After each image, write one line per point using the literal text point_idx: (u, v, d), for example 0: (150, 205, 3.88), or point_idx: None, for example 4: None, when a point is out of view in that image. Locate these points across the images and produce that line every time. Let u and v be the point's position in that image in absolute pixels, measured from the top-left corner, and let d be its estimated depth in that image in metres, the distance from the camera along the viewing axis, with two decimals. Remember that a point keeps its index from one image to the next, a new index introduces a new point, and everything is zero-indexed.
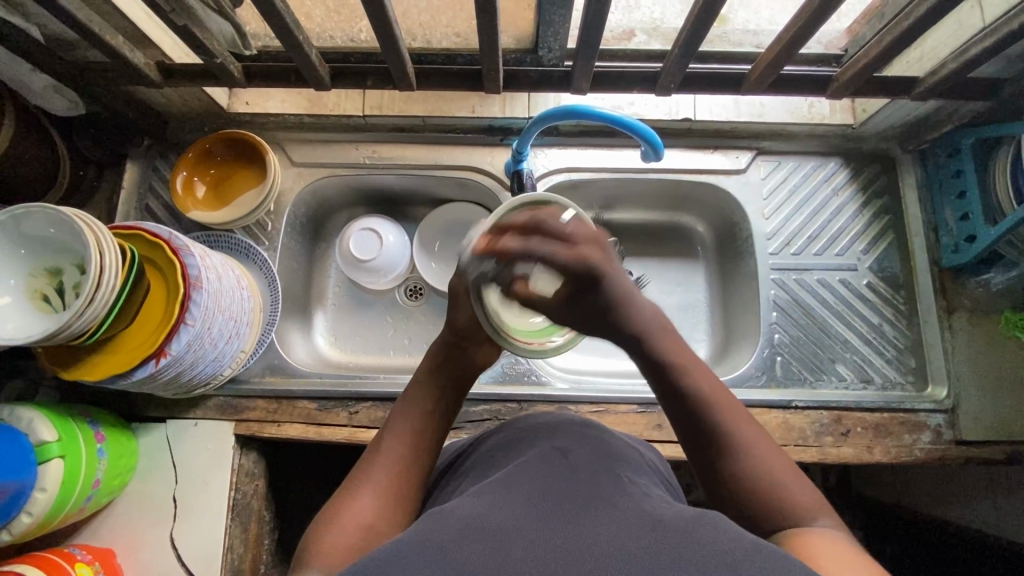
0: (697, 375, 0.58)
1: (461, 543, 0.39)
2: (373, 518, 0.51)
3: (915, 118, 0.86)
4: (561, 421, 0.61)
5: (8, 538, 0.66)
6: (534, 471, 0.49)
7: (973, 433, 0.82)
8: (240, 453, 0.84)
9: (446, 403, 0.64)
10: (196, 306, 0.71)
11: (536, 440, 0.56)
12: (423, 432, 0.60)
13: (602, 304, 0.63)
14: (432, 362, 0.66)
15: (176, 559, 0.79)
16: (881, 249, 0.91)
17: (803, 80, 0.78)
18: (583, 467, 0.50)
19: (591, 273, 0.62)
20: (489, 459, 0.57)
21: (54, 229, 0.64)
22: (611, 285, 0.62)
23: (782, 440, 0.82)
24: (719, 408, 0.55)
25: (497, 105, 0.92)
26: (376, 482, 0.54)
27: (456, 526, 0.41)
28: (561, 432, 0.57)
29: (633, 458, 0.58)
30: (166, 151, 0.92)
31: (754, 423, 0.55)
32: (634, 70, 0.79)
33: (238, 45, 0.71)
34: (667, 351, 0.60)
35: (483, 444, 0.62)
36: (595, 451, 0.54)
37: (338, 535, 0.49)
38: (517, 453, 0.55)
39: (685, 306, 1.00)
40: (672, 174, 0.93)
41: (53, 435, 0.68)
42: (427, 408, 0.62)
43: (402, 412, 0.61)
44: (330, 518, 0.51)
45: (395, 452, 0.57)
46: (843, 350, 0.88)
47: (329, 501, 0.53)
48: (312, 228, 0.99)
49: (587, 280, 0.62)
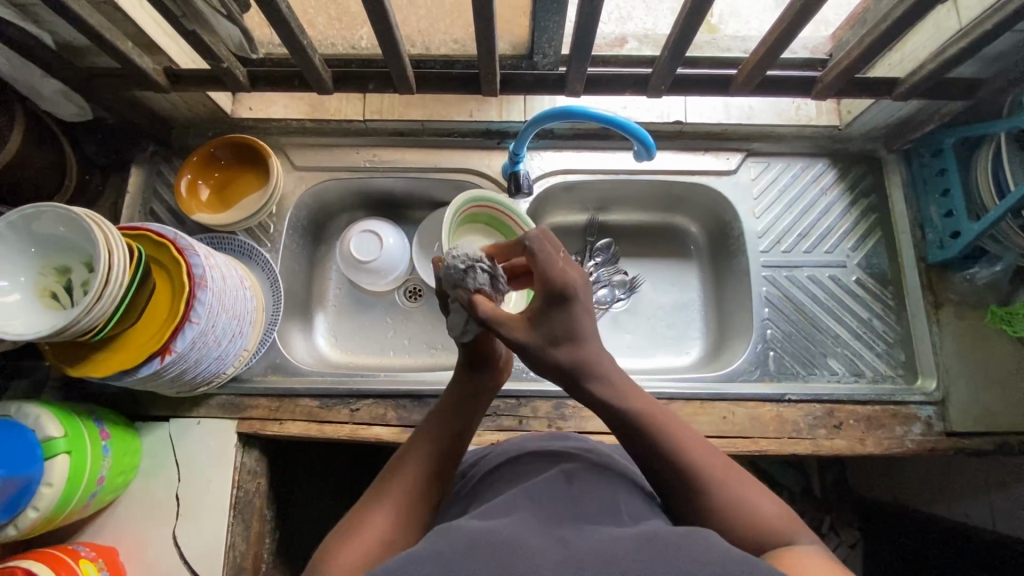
0: (659, 419, 0.53)
1: (461, 553, 0.40)
2: (393, 534, 0.51)
3: (899, 120, 0.89)
4: (569, 448, 0.64)
5: (15, 533, 0.67)
6: (537, 495, 0.50)
7: (962, 424, 0.84)
8: (243, 451, 0.85)
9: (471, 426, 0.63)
10: (201, 304, 0.73)
11: (544, 467, 0.58)
12: (450, 456, 0.59)
13: (555, 333, 0.54)
14: (457, 383, 0.65)
15: (179, 557, 0.80)
16: (869, 246, 0.93)
17: (789, 81, 0.80)
18: (584, 493, 0.51)
19: (564, 291, 0.54)
20: (492, 485, 0.58)
21: (63, 228, 0.66)
22: (578, 314, 0.55)
23: (776, 433, 0.84)
24: (687, 448, 0.52)
25: (494, 109, 0.94)
26: (401, 498, 0.54)
27: (466, 538, 0.42)
28: (568, 460, 0.59)
29: (638, 480, 0.59)
30: (171, 156, 0.94)
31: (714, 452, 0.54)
32: (627, 74, 0.81)
33: (245, 48, 0.75)
34: (629, 397, 0.54)
35: (498, 468, 0.62)
36: (601, 476, 0.55)
37: (358, 547, 0.49)
38: (524, 479, 0.57)
39: (679, 306, 1.03)
40: (665, 175, 0.95)
41: (59, 431, 0.69)
42: (456, 430, 0.61)
43: (431, 429, 0.60)
44: (350, 528, 0.51)
45: (418, 470, 0.56)
46: (834, 344, 0.90)
47: (350, 510, 0.53)
48: (312, 230, 1.01)
49: (558, 301, 0.54)
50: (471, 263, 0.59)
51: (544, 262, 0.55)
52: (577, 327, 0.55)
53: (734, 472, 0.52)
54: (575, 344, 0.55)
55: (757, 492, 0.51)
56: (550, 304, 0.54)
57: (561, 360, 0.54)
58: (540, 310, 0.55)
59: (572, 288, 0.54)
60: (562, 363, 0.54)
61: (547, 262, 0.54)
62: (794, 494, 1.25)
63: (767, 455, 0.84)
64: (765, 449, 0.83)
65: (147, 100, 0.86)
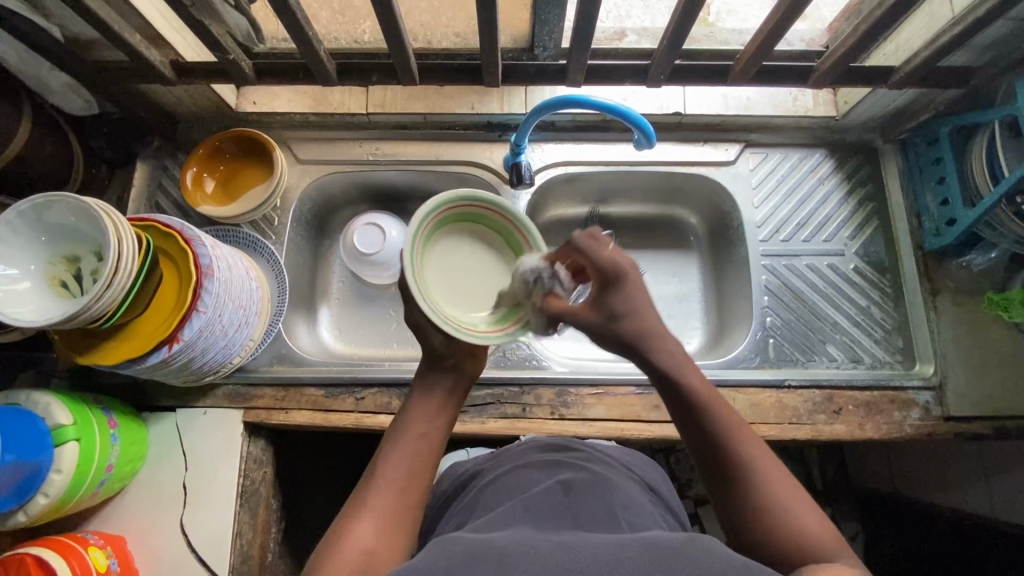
0: (714, 402, 0.55)
1: (462, 560, 0.42)
2: (373, 547, 0.51)
3: (894, 109, 0.91)
4: (568, 458, 0.66)
5: (25, 519, 0.67)
6: (537, 509, 0.53)
7: (960, 409, 0.85)
8: (249, 440, 0.86)
9: (443, 423, 0.62)
10: (208, 293, 0.74)
11: (542, 478, 0.60)
12: (421, 457, 0.59)
13: (615, 310, 0.57)
14: (424, 384, 0.64)
15: (187, 545, 0.81)
16: (866, 235, 0.94)
17: (786, 71, 0.82)
18: (580, 505, 0.53)
19: (616, 275, 0.57)
20: (491, 496, 0.60)
21: (73, 217, 0.67)
22: (634, 294, 0.57)
23: (777, 419, 0.85)
24: (737, 438, 0.54)
25: (495, 102, 0.95)
26: (375, 510, 0.54)
27: (463, 549, 0.43)
28: (563, 472, 0.61)
29: (635, 495, 0.61)
30: (176, 150, 0.95)
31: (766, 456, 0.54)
32: (627, 64, 0.82)
33: (251, 37, 0.80)
34: (690, 376, 0.56)
35: (494, 478, 0.64)
36: (596, 487, 0.57)
37: (339, 566, 0.50)
38: (523, 490, 0.59)
39: (679, 296, 1.04)
40: (665, 166, 0.96)
41: (68, 418, 0.70)
42: (424, 431, 0.60)
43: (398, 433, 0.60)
44: (330, 547, 0.51)
45: (393, 477, 0.56)
46: (832, 331, 0.91)
47: (329, 527, 0.54)
48: (316, 224, 1.02)
49: (613, 284, 0.57)
50: (537, 273, 0.58)
51: (596, 255, 0.56)
52: (631, 305, 0.57)
53: (776, 469, 0.53)
54: (633, 321, 0.57)
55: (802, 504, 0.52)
56: (607, 286, 0.57)
57: (621, 336, 0.57)
58: (598, 296, 0.58)
59: (624, 273, 0.57)
60: (622, 340, 0.57)
61: (599, 255, 0.56)
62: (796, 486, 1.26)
63: (768, 441, 0.85)
64: (766, 434, 0.84)
65: (153, 94, 0.87)
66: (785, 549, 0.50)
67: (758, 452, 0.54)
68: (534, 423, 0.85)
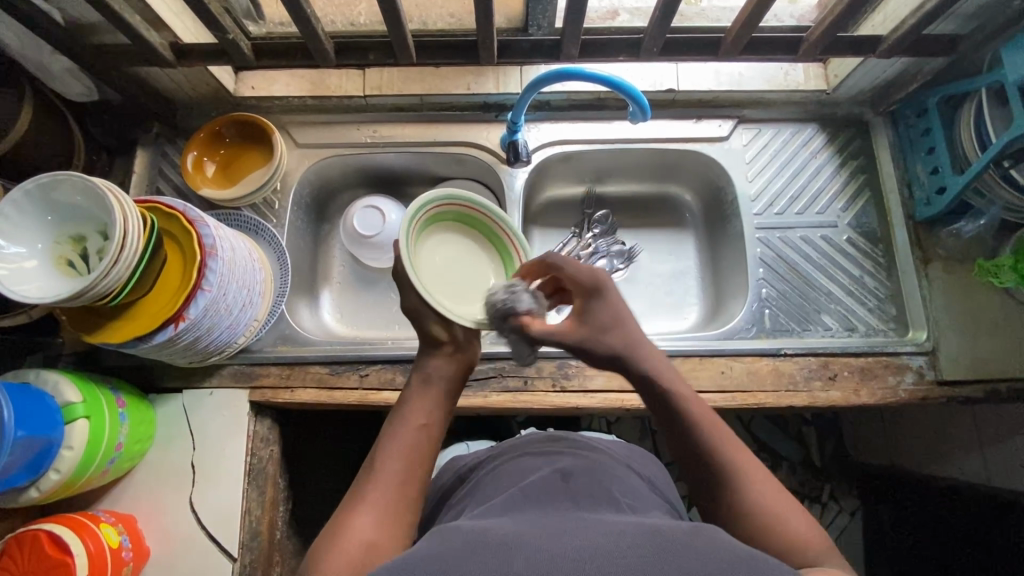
0: (700, 416, 0.57)
1: (465, 549, 0.42)
2: (375, 540, 0.51)
3: (884, 81, 0.92)
4: (564, 449, 0.67)
5: (37, 495, 0.69)
6: (539, 494, 0.53)
7: (952, 373, 0.86)
8: (255, 419, 0.87)
9: (440, 416, 0.61)
10: (213, 272, 0.75)
11: (541, 467, 0.61)
12: (419, 450, 0.58)
13: (601, 322, 0.60)
14: (421, 375, 0.63)
15: (196, 523, 0.82)
16: (858, 206, 0.96)
17: (774, 42, 0.84)
18: (580, 489, 0.54)
19: (596, 286, 0.60)
20: (489, 486, 0.61)
21: (80, 197, 0.68)
22: (615, 304, 0.60)
23: (774, 386, 0.86)
24: (725, 450, 0.56)
25: (490, 82, 0.96)
26: (377, 501, 0.54)
27: (467, 534, 0.44)
28: (562, 460, 0.62)
29: (631, 480, 0.63)
30: (175, 137, 0.96)
31: (756, 462, 0.56)
32: (619, 38, 0.84)
33: (251, 14, 0.84)
34: (674, 385, 0.59)
35: (494, 468, 0.66)
36: (595, 474, 0.58)
37: (339, 559, 0.49)
38: (525, 477, 0.59)
39: (675, 273, 1.06)
40: (659, 142, 0.98)
41: (77, 396, 0.71)
42: (422, 422, 0.59)
43: (396, 427, 0.59)
44: (330, 539, 0.51)
45: (392, 472, 0.56)
46: (827, 301, 0.92)
47: (328, 520, 0.53)
48: (315, 208, 1.03)
49: (593, 295, 0.60)
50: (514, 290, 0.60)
51: (576, 268, 0.60)
52: (611, 315, 0.60)
53: (761, 476, 0.55)
54: (615, 329, 0.60)
55: (795, 511, 0.53)
56: (588, 301, 0.60)
57: (607, 344, 0.59)
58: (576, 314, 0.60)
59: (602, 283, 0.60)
60: (610, 350, 0.59)
61: (574, 266, 0.60)
62: (795, 463, 1.28)
63: (766, 409, 0.87)
64: (763, 402, 0.85)
65: (152, 79, 0.88)
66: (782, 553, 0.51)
67: (744, 461, 0.56)
68: (536, 395, 0.86)
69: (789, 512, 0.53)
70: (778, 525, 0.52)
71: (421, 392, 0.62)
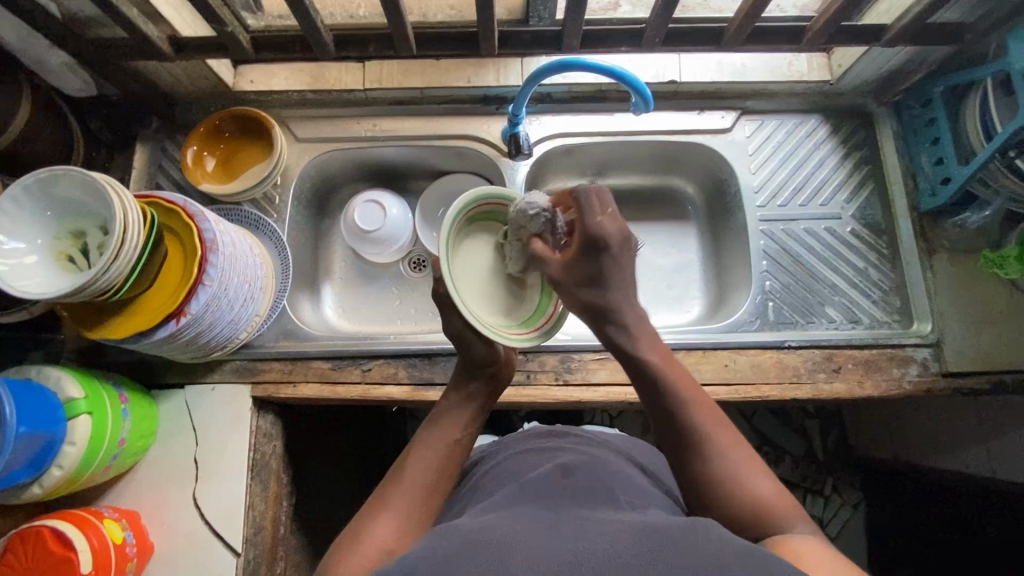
0: (676, 378, 0.58)
1: (466, 548, 0.41)
2: (395, 544, 0.51)
3: (888, 71, 0.92)
4: (566, 444, 0.67)
5: (40, 491, 0.69)
6: (538, 490, 0.53)
7: (958, 364, 0.86)
8: (258, 414, 0.87)
9: (471, 434, 0.63)
10: (213, 267, 0.74)
11: (540, 463, 0.60)
12: (447, 462, 0.59)
13: (589, 276, 0.59)
14: (460, 393, 0.66)
15: (199, 519, 0.82)
16: (862, 198, 0.95)
17: (778, 32, 0.83)
18: (582, 486, 0.54)
19: (599, 242, 0.57)
20: (489, 483, 0.60)
21: (80, 191, 0.68)
22: (610, 267, 0.58)
23: (778, 379, 0.86)
24: (696, 412, 0.56)
25: (491, 74, 0.95)
26: (397, 506, 0.54)
27: (470, 531, 0.44)
28: (563, 456, 0.61)
29: (633, 477, 0.62)
30: (174, 132, 0.96)
31: (731, 432, 0.56)
32: (621, 28, 0.83)
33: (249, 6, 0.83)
34: (648, 347, 0.59)
35: (496, 463, 0.66)
36: (597, 470, 0.58)
37: (359, 560, 0.49)
38: (525, 473, 0.59)
39: (678, 266, 1.05)
40: (661, 135, 0.97)
41: (79, 392, 0.71)
42: (455, 437, 0.61)
43: (430, 438, 0.61)
44: (350, 543, 0.51)
45: (420, 480, 0.57)
46: (831, 293, 0.92)
47: (347, 525, 0.53)
48: (316, 203, 1.03)
49: (593, 249, 0.58)
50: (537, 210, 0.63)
51: (594, 221, 0.58)
52: (610, 275, 0.59)
53: (733, 441, 0.56)
54: (598, 291, 0.59)
55: (764, 474, 0.54)
56: (585, 251, 0.58)
57: (584, 300, 0.59)
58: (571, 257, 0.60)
59: (605, 244, 0.58)
60: (586, 303, 0.59)
61: (591, 217, 0.58)
62: (798, 457, 1.27)
63: (770, 402, 0.86)
64: (767, 394, 0.85)
65: (151, 73, 0.87)
66: (746, 512, 0.52)
67: (717, 426, 0.56)
68: (539, 389, 0.86)
69: (761, 477, 0.54)
70: (744, 487, 0.53)
71: (455, 409, 0.64)
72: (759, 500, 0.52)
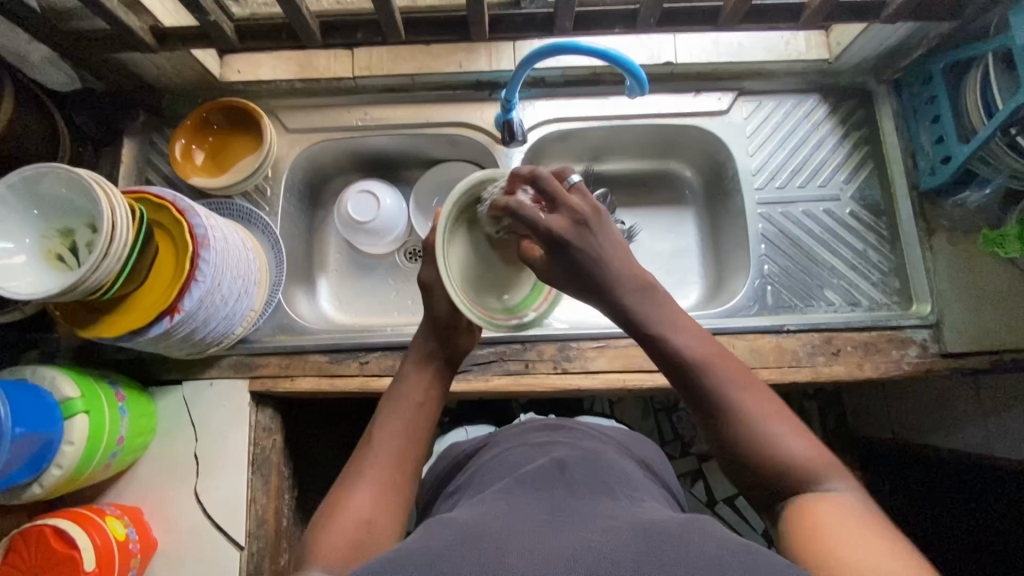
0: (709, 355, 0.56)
1: (460, 544, 0.41)
2: (371, 520, 0.51)
3: (888, 48, 0.90)
4: (562, 438, 0.66)
5: (41, 490, 0.69)
6: (535, 484, 0.52)
7: (956, 344, 0.85)
8: (256, 409, 0.86)
9: (435, 398, 0.62)
10: (205, 263, 0.73)
11: (535, 457, 0.60)
12: (416, 429, 0.58)
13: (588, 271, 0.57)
14: (420, 356, 0.64)
15: (201, 512, 0.82)
16: (861, 178, 0.94)
17: (775, 8, 0.81)
18: (578, 479, 0.54)
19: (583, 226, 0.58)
20: (484, 477, 0.60)
21: (66, 189, 0.66)
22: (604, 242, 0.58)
23: (777, 363, 0.86)
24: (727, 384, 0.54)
25: (483, 59, 0.93)
26: (372, 482, 0.54)
27: (464, 528, 0.44)
28: (558, 449, 0.61)
29: (631, 471, 0.62)
30: (161, 125, 0.94)
31: (770, 399, 0.54)
32: (614, 10, 0.81)
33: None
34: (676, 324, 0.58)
35: (489, 459, 0.65)
36: (591, 464, 0.58)
37: (336, 536, 0.49)
38: (519, 468, 0.59)
39: (675, 251, 1.05)
40: (658, 118, 0.95)
41: (75, 391, 0.71)
42: (419, 402, 0.60)
43: (393, 403, 0.60)
44: (326, 518, 0.51)
45: (389, 449, 0.56)
46: (830, 276, 0.91)
47: (325, 500, 0.53)
48: (308, 194, 1.01)
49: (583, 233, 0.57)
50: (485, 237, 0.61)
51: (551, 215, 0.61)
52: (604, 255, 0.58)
53: (770, 407, 0.53)
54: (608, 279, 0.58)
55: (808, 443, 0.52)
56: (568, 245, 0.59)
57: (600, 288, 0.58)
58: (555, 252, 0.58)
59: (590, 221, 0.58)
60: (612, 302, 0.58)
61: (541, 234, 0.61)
62: None
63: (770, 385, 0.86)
64: (766, 379, 0.85)
65: (135, 67, 0.86)
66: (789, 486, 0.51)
67: (753, 393, 0.54)
68: (538, 378, 0.86)
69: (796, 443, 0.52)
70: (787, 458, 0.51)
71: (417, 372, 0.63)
72: (783, 463, 0.51)
